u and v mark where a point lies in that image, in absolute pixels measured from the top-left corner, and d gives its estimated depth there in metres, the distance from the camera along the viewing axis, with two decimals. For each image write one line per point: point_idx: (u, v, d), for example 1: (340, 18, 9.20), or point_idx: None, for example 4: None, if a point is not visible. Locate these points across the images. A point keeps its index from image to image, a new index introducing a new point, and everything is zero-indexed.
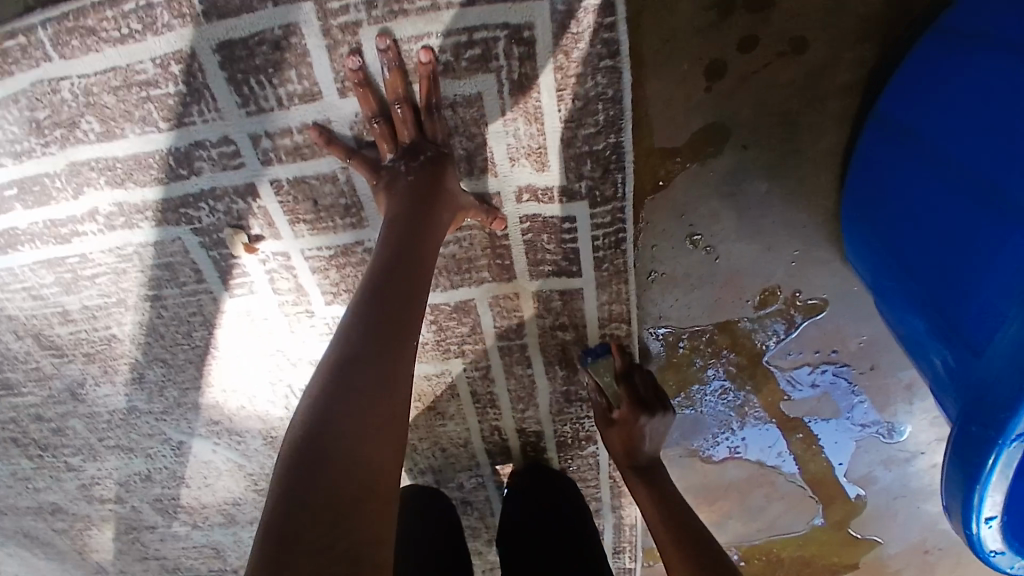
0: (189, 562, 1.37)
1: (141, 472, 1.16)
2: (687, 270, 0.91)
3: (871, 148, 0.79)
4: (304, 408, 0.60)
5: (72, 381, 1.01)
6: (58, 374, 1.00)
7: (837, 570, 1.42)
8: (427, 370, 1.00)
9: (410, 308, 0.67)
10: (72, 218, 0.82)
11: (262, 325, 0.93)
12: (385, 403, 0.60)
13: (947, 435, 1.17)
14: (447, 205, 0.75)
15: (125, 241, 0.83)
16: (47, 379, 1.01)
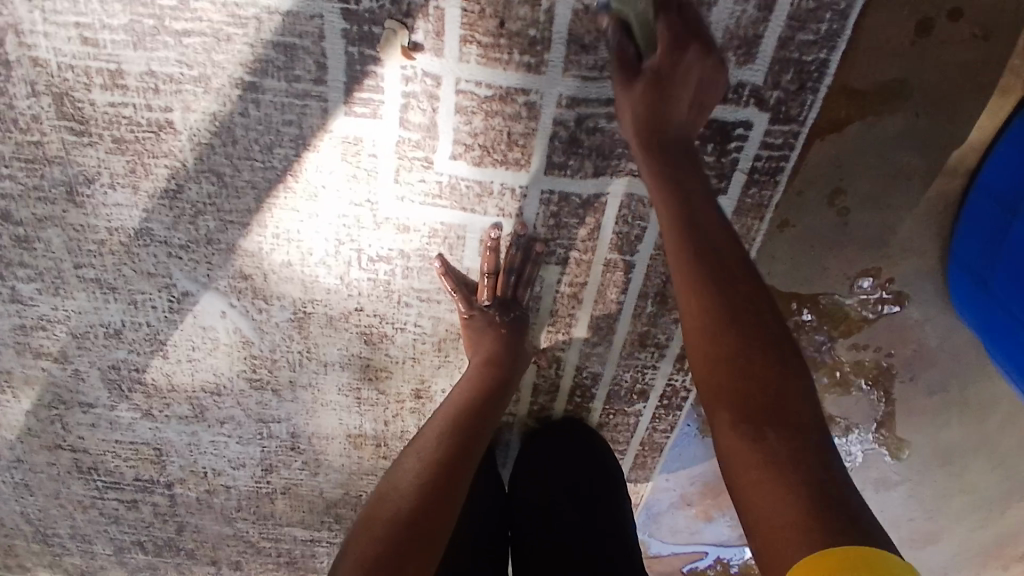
0: (111, 465, 1.10)
1: (111, 325, 0.92)
2: (814, 227, 0.89)
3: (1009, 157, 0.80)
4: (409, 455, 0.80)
5: (76, 175, 0.79)
6: (62, 160, 0.79)
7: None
8: (518, 270, 0.89)
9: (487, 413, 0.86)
10: None
11: (366, 163, 0.78)
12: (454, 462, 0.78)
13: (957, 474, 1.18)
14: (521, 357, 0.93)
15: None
16: (39, 164, 0.79)
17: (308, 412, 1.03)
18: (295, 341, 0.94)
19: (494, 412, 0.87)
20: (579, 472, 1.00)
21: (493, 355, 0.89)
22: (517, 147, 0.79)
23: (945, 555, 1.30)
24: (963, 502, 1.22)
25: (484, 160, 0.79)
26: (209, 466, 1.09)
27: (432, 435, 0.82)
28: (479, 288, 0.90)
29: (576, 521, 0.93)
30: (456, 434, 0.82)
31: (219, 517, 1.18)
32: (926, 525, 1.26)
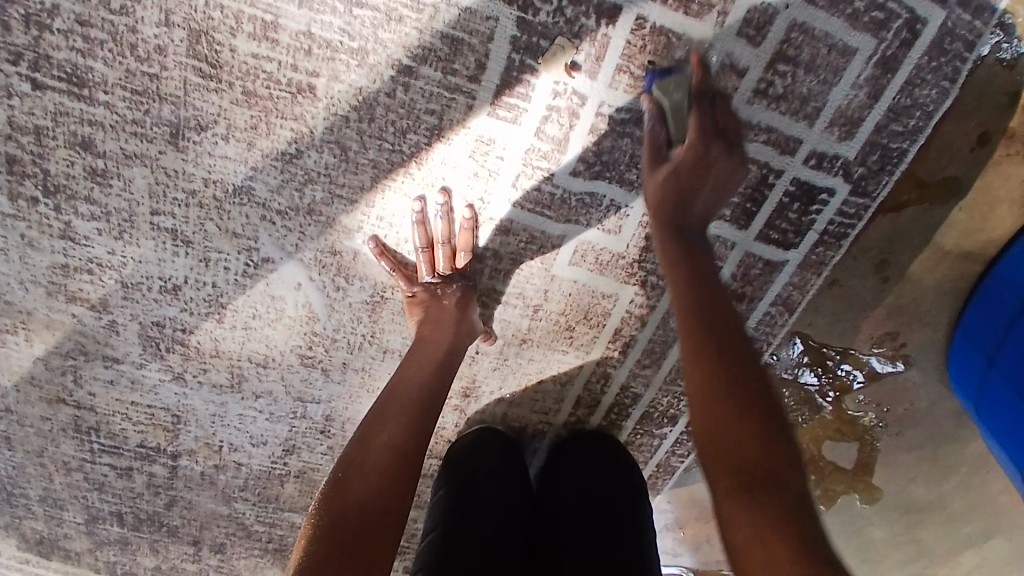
0: (116, 427, 1.01)
1: (170, 280, 0.86)
2: (857, 291, 1.01)
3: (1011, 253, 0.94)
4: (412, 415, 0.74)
5: (188, 119, 0.76)
6: (178, 100, 0.74)
7: None
8: (600, 287, 0.93)
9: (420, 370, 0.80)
10: None
11: (491, 164, 0.80)
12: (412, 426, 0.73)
13: (912, 525, 1.34)
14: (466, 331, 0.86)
15: None
16: (148, 98, 0.74)
17: (352, 397, 1.01)
18: (363, 324, 0.93)
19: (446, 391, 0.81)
20: (617, 487, 0.95)
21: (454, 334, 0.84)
22: (634, 173, 0.82)
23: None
24: (905, 549, 1.36)
25: (600, 180, 0.82)
26: (227, 440, 1.04)
27: (406, 395, 0.76)
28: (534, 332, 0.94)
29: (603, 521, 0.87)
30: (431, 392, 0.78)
31: (218, 495, 1.12)
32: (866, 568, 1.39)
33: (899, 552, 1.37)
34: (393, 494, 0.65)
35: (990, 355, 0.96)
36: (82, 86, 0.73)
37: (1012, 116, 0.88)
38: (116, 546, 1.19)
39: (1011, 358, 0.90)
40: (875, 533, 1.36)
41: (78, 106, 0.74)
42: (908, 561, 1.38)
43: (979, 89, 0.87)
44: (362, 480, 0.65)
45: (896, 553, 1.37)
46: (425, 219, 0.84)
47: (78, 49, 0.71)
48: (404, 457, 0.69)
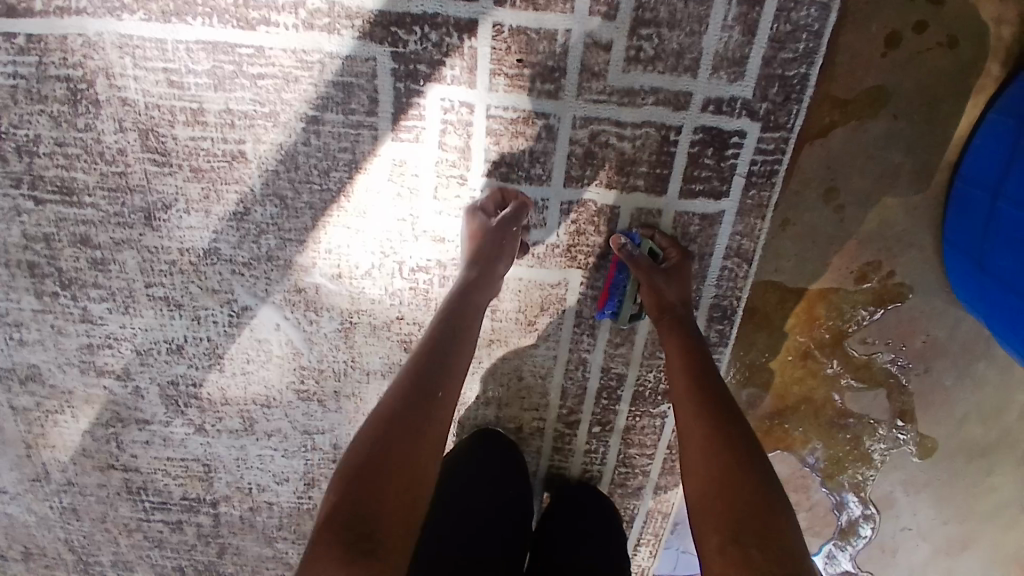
0: (161, 484, 1.15)
1: (174, 341, 1.01)
2: (814, 225, 1.00)
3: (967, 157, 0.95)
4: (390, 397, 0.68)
5: (155, 202, 0.91)
6: (143, 188, 0.90)
7: None
8: (545, 275, 0.98)
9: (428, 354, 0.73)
10: (272, 3, 0.79)
11: (408, 182, 0.89)
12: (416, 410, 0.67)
13: (975, 471, 1.25)
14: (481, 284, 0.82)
15: (316, 46, 0.81)
16: (121, 192, 0.90)
17: (351, 422, 1.09)
18: (343, 350, 1.02)
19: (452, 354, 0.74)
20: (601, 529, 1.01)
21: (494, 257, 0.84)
22: (539, 164, 0.89)
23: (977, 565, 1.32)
24: (990, 498, 1.27)
25: (511, 176, 0.89)
26: (254, 481, 1.15)
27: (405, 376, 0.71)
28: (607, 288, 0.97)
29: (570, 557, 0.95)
30: (404, 433, 0.65)
31: (261, 536, 1.22)
32: (958, 529, 1.29)
33: (983, 503, 1.27)
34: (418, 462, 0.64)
35: (977, 258, 0.95)
36: (71, 193, 0.91)
37: (914, 13, 0.90)
38: None
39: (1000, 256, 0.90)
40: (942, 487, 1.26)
41: (72, 212, 0.92)
42: (982, 512, 1.28)
43: (868, 0, 0.89)
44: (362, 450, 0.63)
45: (980, 506, 1.27)
46: (367, 243, 0.93)
47: (61, 165, 0.89)
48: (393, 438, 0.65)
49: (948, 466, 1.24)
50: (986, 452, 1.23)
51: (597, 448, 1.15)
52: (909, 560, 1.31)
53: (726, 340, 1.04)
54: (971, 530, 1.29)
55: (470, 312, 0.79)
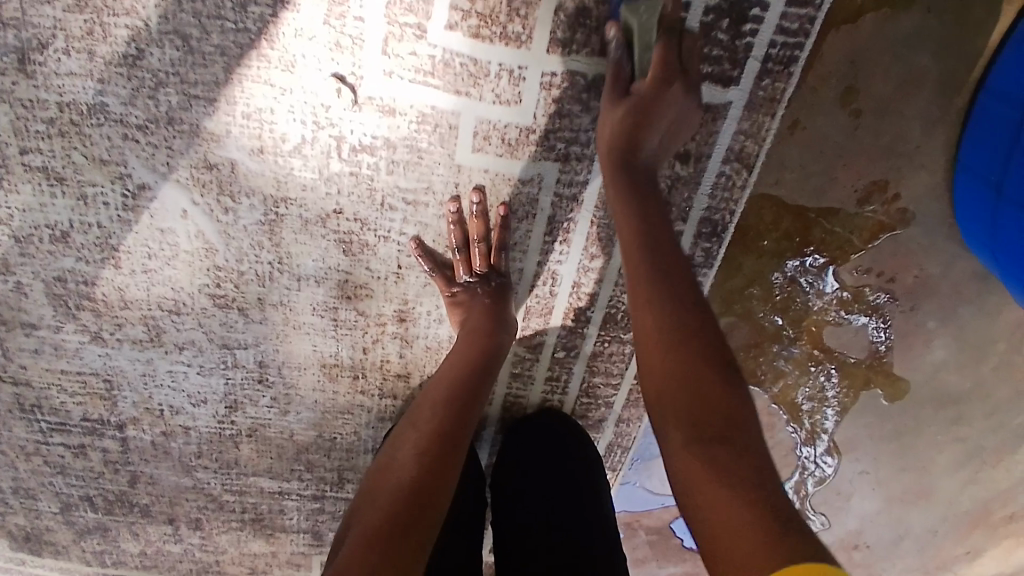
0: (57, 401, 1.00)
1: (56, 226, 0.83)
2: (826, 131, 0.87)
3: (998, 67, 0.82)
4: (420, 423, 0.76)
5: (29, 40, 0.72)
6: (15, 22, 0.71)
7: None
8: (517, 170, 0.82)
9: (467, 403, 0.78)
10: None
11: (352, 29, 0.72)
12: (455, 419, 0.76)
13: (951, 420, 1.14)
14: (461, 349, 0.84)
15: None
16: None
17: (279, 336, 0.93)
18: (267, 251, 0.85)
19: (456, 408, 0.77)
20: (572, 478, 0.97)
21: (488, 306, 0.87)
22: (519, 18, 0.73)
23: (931, 518, 1.23)
24: (952, 451, 1.16)
25: (481, 31, 0.73)
26: (165, 402, 0.99)
27: (423, 414, 0.77)
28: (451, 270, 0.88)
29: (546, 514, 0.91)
30: (434, 461, 0.70)
31: (176, 465, 1.07)
32: (914, 480, 1.20)
33: (944, 457, 1.17)
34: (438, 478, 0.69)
35: (996, 184, 0.82)
36: None
37: None
38: (97, 534, 1.20)
39: (1018, 178, 0.78)
40: (910, 433, 1.15)
41: None
42: (949, 460, 1.17)
43: None
44: (401, 459, 0.71)
45: (942, 458, 1.17)
46: (298, 108, 0.75)
47: None
48: (429, 464, 0.70)
49: (916, 413, 1.13)
50: (961, 407, 1.12)
51: (559, 376, 1.03)
52: (861, 507, 1.23)
53: (712, 261, 0.91)
54: (929, 483, 1.20)
55: (475, 352, 0.83)
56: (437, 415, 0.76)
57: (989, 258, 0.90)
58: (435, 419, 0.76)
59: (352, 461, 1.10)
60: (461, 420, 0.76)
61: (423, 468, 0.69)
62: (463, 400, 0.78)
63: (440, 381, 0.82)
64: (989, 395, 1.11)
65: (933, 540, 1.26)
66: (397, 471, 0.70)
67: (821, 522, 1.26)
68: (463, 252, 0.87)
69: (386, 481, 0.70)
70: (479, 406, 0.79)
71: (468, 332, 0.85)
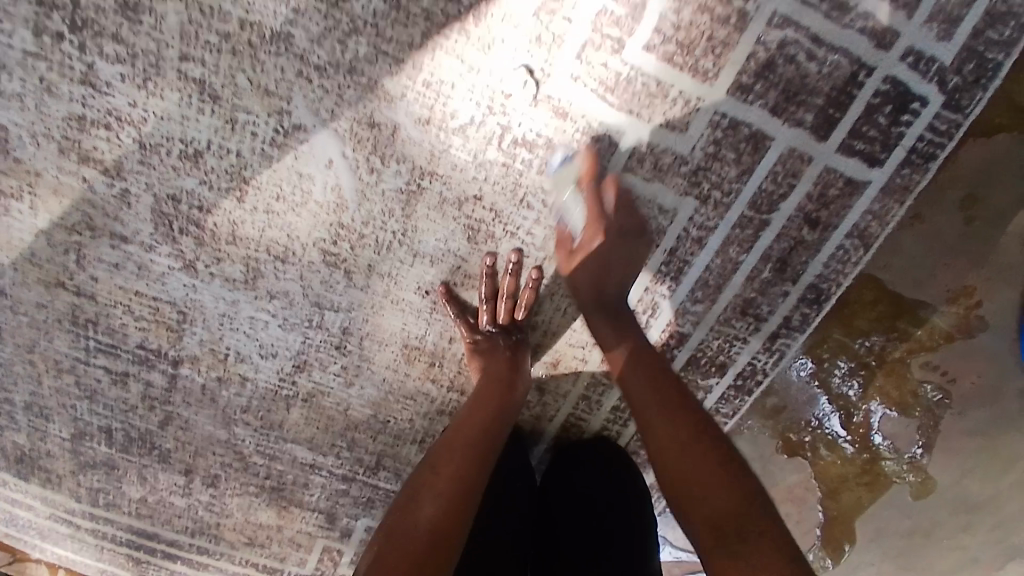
0: (116, 322, 0.95)
1: (192, 143, 0.81)
2: (940, 229, 0.92)
3: None
4: (449, 464, 0.76)
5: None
6: None
7: None
8: (659, 198, 0.85)
9: (488, 447, 0.80)
10: None
11: (555, 29, 0.73)
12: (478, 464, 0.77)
13: (955, 529, 1.16)
14: (492, 388, 0.86)
15: None
16: None
17: (374, 307, 0.91)
18: (396, 218, 0.84)
19: (485, 455, 0.79)
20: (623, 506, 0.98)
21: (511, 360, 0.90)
22: (713, 55, 0.76)
23: None
24: (951, 557, 1.18)
25: (675, 58, 0.75)
26: (233, 348, 0.95)
27: (451, 455, 0.78)
28: (478, 313, 0.92)
29: (594, 545, 0.92)
30: (458, 507, 0.71)
31: (217, 416, 1.02)
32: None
33: (942, 561, 1.18)
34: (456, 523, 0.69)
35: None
36: None
37: None
38: (100, 470, 1.12)
39: None
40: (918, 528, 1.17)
41: None
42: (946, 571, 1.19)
43: None
44: (426, 501, 0.71)
45: (939, 563, 1.18)
46: (474, 91, 0.76)
47: None
48: (452, 508, 0.71)
49: (934, 516, 1.15)
50: (974, 520, 1.15)
51: (626, 406, 1.05)
52: None
53: (807, 326, 0.94)
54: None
55: (501, 394, 0.86)
56: (468, 458, 0.77)
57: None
58: (461, 463, 0.77)
59: (396, 448, 1.07)
60: (481, 464, 0.78)
61: (448, 511, 0.70)
62: (486, 445, 0.80)
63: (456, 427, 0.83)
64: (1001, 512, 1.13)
65: None
66: (417, 510, 0.70)
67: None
68: (491, 303, 0.90)
69: (409, 518, 0.69)
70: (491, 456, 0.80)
71: (509, 373, 0.89)
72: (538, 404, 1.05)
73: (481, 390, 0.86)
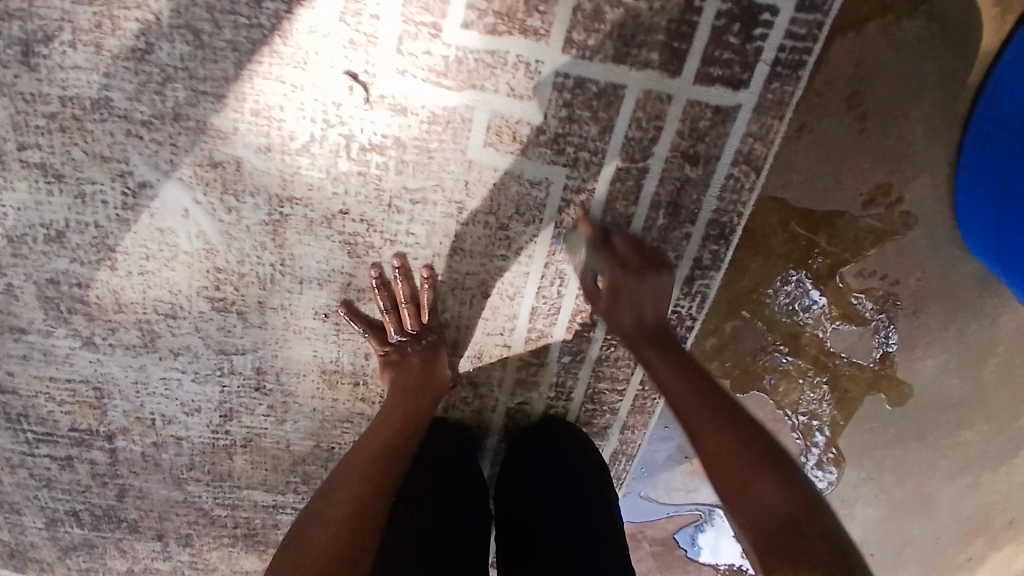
0: (44, 411, 0.95)
1: (52, 225, 0.80)
2: (834, 133, 0.86)
3: (996, 79, 0.84)
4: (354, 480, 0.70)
5: (34, 31, 0.70)
6: (23, 12, 0.69)
7: None
8: (527, 170, 0.81)
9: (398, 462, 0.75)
10: None
11: (366, 27, 0.70)
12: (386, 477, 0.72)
13: (948, 427, 1.15)
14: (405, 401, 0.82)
15: None
16: None
17: (278, 341, 0.91)
18: (270, 249, 0.82)
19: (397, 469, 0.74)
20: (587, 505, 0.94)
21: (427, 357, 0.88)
22: (538, 13, 0.72)
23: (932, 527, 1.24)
24: (954, 453, 1.18)
25: (499, 28, 0.71)
26: (158, 411, 0.95)
27: (355, 469, 0.72)
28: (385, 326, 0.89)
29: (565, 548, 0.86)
30: (361, 524, 0.65)
31: (168, 478, 1.03)
32: (917, 482, 1.21)
33: (947, 458, 1.18)
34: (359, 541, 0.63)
35: (1001, 185, 0.84)
36: None
37: None
38: (82, 551, 1.14)
39: None
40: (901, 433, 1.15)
41: None
42: (949, 470, 1.19)
43: None
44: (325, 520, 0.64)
45: (944, 461, 1.18)
46: (308, 109, 0.73)
47: None
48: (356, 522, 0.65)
49: (918, 418, 1.15)
50: (961, 413, 1.14)
51: (564, 381, 1.02)
52: (865, 514, 1.23)
53: (719, 264, 0.90)
54: (931, 489, 1.20)
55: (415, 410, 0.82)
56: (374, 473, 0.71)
57: (996, 268, 0.90)
58: (368, 477, 0.71)
59: None
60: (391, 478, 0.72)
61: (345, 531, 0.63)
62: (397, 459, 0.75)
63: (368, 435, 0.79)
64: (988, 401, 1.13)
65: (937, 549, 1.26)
66: (314, 533, 0.63)
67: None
68: (392, 312, 0.88)
69: (303, 544, 0.62)
70: (405, 466, 0.75)
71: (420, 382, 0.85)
72: (476, 398, 1.04)
73: (393, 407, 0.82)
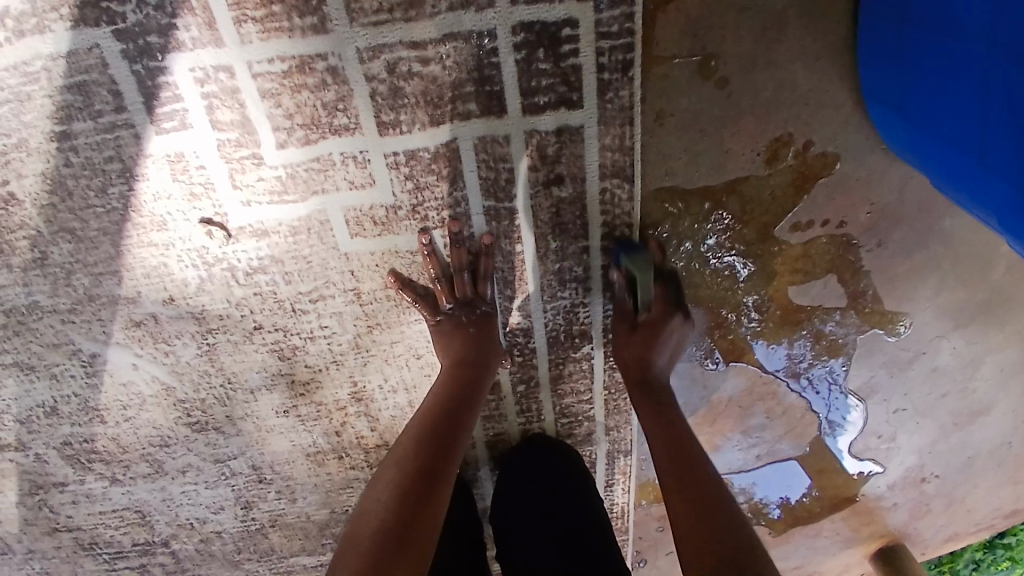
0: (108, 536, 1.13)
1: (45, 404, 0.94)
2: (697, 109, 0.84)
3: None
4: (401, 465, 0.76)
5: None
6: None
7: (834, 507, 1.27)
8: (401, 244, 0.84)
9: (450, 438, 0.79)
10: None
11: (197, 177, 0.76)
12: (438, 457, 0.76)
13: (971, 337, 1.07)
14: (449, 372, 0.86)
15: (34, 54, 0.68)
16: None
17: (258, 440, 1.02)
18: (214, 373, 0.92)
19: (447, 441, 0.79)
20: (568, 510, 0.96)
21: (464, 354, 0.87)
22: (339, 111, 0.74)
23: (988, 432, 1.18)
24: (990, 365, 1.11)
25: (311, 137, 0.75)
26: (192, 516, 1.11)
27: (402, 450, 0.79)
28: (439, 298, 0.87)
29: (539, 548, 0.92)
30: (411, 509, 0.70)
31: (225, 562, 1.19)
32: (960, 400, 1.14)
33: (984, 372, 1.11)
34: (417, 524, 0.69)
35: (901, 105, 0.77)
36: None
37: None
38: None
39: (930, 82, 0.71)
40: (913, 358, 1.09)
41: None
42: (987, 383, 1.12)
43: None
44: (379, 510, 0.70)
45: (985, 374, 1.11)
46: (186, 259, 0.81)
47: None
48: (406, 507, 0.70)
49: (930, 338, 1.07)
50: (977, 321, 1.06)
51: (530, 406, 1.06)
52: (910, 442, 1.19)
53: None
54: (987, 403, 1.15)
55: (458, 381, 0.85)
56: (428, 453, 0.77)
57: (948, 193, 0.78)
58: (417, 460, 0.76)
59: None
60: (443, 460, 0.76)
61: (397, 514, 0.69)
62: (445, 433, 0.79)
63: (398, 458, 0.78)
64: (1006, 299, 1.04)
65: (1012, 452, 1.21)
66: (369, 519, 0.70)
67: (876, 471, 1.23)
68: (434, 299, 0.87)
69: (358, 530, 0.69)
70: (450, 442, 0.78)
71: (459, 353, 0.87)
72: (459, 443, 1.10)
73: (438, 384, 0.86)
